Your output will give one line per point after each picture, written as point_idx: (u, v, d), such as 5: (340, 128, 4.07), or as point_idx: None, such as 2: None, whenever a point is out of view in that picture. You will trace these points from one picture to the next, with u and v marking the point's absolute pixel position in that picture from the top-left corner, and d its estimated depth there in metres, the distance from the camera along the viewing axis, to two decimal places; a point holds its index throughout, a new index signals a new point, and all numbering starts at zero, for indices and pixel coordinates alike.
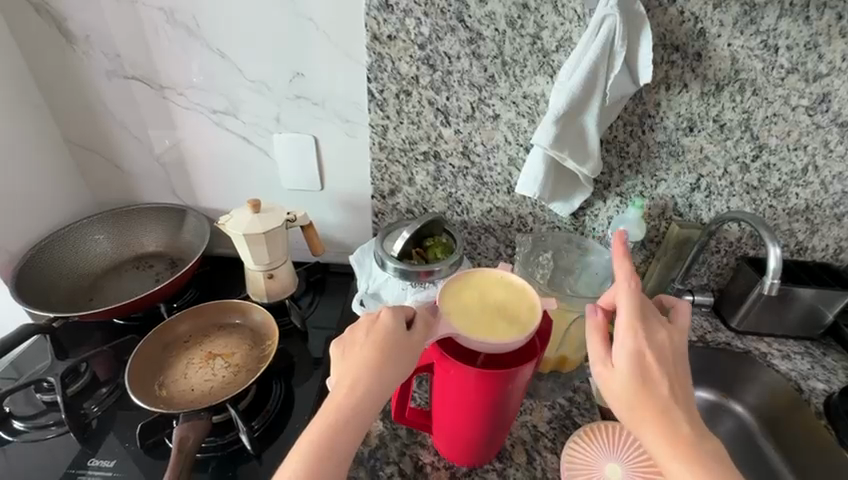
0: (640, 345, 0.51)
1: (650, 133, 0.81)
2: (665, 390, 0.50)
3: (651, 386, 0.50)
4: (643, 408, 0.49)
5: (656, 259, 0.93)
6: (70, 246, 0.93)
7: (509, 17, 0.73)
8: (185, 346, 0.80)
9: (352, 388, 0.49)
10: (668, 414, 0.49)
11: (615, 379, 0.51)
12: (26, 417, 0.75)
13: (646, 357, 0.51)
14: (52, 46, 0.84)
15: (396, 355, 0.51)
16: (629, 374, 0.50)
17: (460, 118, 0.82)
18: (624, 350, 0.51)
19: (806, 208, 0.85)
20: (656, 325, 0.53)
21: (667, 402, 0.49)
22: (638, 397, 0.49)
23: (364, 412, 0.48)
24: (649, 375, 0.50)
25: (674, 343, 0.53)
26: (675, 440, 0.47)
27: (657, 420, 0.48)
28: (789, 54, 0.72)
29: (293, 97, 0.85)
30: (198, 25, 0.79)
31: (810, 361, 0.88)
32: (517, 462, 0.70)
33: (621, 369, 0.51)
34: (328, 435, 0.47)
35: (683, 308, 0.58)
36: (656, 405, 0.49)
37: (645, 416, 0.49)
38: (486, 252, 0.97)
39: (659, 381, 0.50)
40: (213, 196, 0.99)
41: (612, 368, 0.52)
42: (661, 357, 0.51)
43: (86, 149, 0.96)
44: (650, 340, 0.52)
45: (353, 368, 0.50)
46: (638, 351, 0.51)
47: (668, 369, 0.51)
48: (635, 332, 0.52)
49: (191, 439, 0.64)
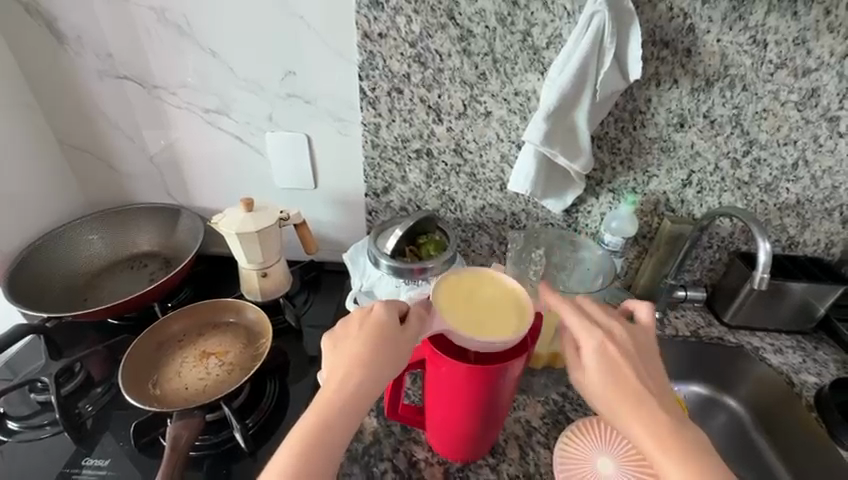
0: (606, 344, 0.52)
1: (641, 129, 0.81)
2: (638, 384, 0.50)
3: (622, 381, 0.51)
4: (619, 404, 0.50)
5: (648, 254, 0.93)
6: (64, 247, 0.93)
7: (499, 15, 0.73)
8: (180, 345, 0.80)
9: (343, 385, 0.49)
10: (647, 408, 0.49)
11: (592, 384, 0.52)
12: (21, 417, 0.75)
13: (610, 352, 0.52)
14: (42, 46, 0.84)
15: (386, 351, 0.51)
16: (598, 371, 0.51)
17: (452, 116, 0.83)
18: (589, 350, 0.53)
19: (796, 203, 0.86)
20: (614, 324, 0.55)
21: (643, 397, 0.50)
22: (611, 392, 0.50)
23: (355, 410, 0.49)
24: (621, 370, 0.51)
25: (637, 338, 0.55)
26: (657, 434, 0.48)
27: (636, 412, 0.49)
28: (778, 49, 0.72)
29: (285, 96, 0.85)
30: (189, 24, 0.79)
31: (801, 355, 0.89)
32: (511, 457, 0.70)
33: (591, 367, 0.52)
34: (318, 432, 0.47)
35: (643, 303, 0.59)
36: (632, 399, 0.50)
37: (622, 410, 0.49)
38: (480, 249, 0.97)
39: (631, 376, 0.51)
40: (207, 196, 0.99)
41: (583, 370, 0.53)
42: (625, 351, 0.52)
43: (78, 149, 0.96)
44: (610, 337, 0.54)
45: (344, 365, 0.50)
46: (604, 349, 0.52)
47: (638, 365, 0.52)
48: (594, 331, 0.54)
49: (184, 437, 0.64)
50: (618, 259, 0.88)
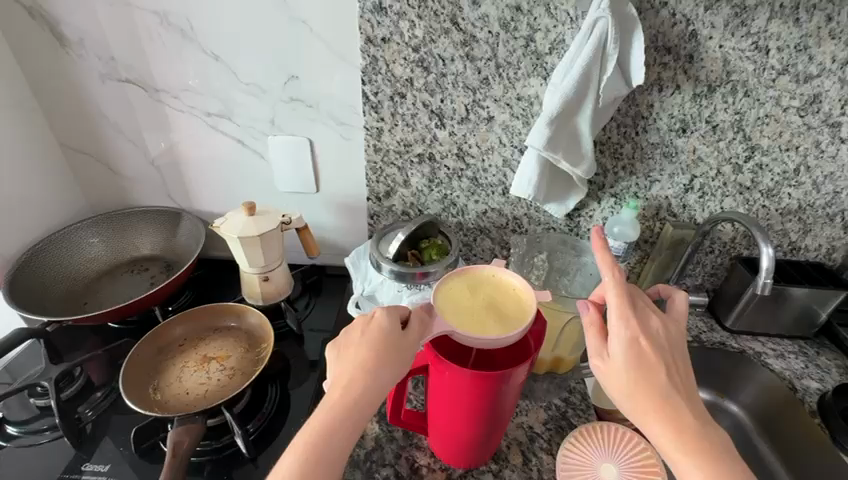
0: (638, 336, 0.52)
1: (644, 134, 0.81)
2: (666, 379, 0.50)
3: (651, 375, 0.50)
4: (645, 399, 0.49)
5: (650, 259, 0.93)
6: (64, 250, 0.93)
7: (503, 20, 0.73)
8: (180, 349, 0.80)
9: (349, 391, 0.49)
10: (671, 403, 0.49)
11: (616, 375, 0.51)
12: (21, 422, 0.75)
13: (640, 343, 0.51)
14: (45, 49, 0.84)
15: (391, 359, 0.51)
16: (629, 362, 0.51)
17: (454, 120, 0.83)
18: (622, 339, 0.52)
19: (798, 208, 0.86)
20: (649, 314, 0.55)
21: (669, 393, 0.50)
22: (640, 386, 0.50)
23: (358, 417, 0.48)
24: (651, 365, 0.51)
25: (669, 333, 0.54)
26: (678, 432, 0.48)
27: (660, 408, 0.49)
28: (780, 55, 0.72)
29: (287, 100, 0.85)
30: (192, 27, 0.79)
31: (804, 360, 0.88)
32: (513, 463, 0.70)
33: (618, 357, 0.51)
34: (322, 439, 0.47)
35: (678, 293, 0.60)
36: (659, 396, 0.49)
37: (647, 405, 0.49)
38: (481, 254, 0.97)
39: (660, 370, 0.50)
40: (209, 200, 0.99)
41: (609, 359, 0.52)
42: (657, 343, 0.52)
43: (80, 152, 0.96)
44: (644, 328, 0.53)
45: (349, 371, 0.50)
46: (636, 341, 0.52)
47: (666, 358, 0.52)
48: (631, 321, 0.52)
49: (185, 443, 0.63)
50: (620, 263, 0.87)
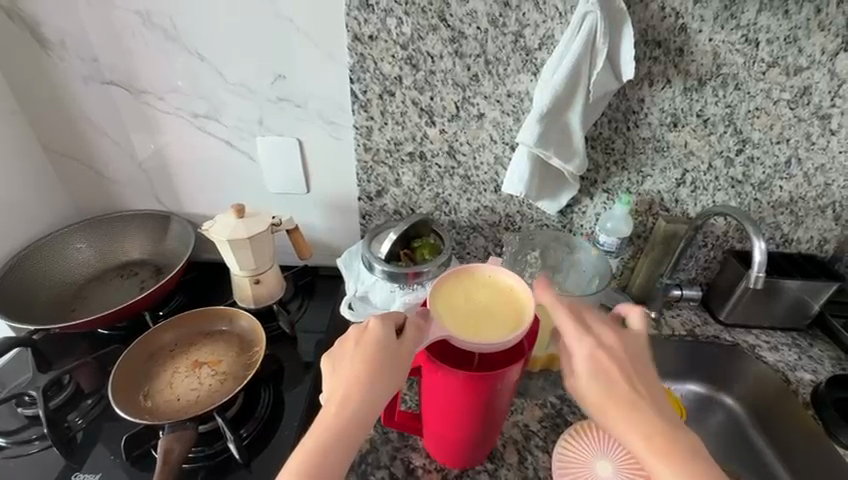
0: (594, 351, 0.53)
1: (635, 129, 0.81)
2: (630, 390, 0.51)
3: (610, 386, 0.51)
4: (608, 410, 0.51)
5: (643, 255, 0.93)
6: (51, 257, 0.91)
7: (491, 15, 0.72)
8: (172, 355, 0.79)
9: (344, 407, 0.48)
10: (636, 411, 0.50)
11: (580, 388, 0.54)
12: (10, 431, 0.74)
13: (597, 360, 0.53)
14: (25, 51, 0.82)
15: (386, 371, 0.50)
16: (587, 379, 0.52)
17: (445, 118, 0.82)
18: (580, 357, 0.54)
19: (790, 200, 0.86)
20: (602, 329, 0.56)
21: (632, 401, 0.50)
22: (605, 398, 0.51)
23: (357, 430, 0.48)
24: (609, 376, 0.52)
25: (629, 344, 0.55)
26: (648, 438, 0.48)
27: (627, 418, 0.49)
28: (770, 48, 0.72)
29: (275, 100, 0.84)
30: (176, 27, 0.78)
31: (797, 352, 0.89)
32: (509, 462, 0.70)
33: (579, 373, 0.53)
34: (319, 456, 0.46)
35: (636, 309, 0.59)
36: (623, 405, 0.50)
37: (614, 414, 0.50)
38: (475, 252, 0.97)
39: (618, 382, 0.51)
40: (198, 202, 0.98)
41: (573, 376, 0.55)
42: (614, 357, 0.53)
43: (66, 156, 0.94)
44: (600, 344, 0.54)
45: (345, 386, 0.49)
46: (591, 353, 0.53)
47: (626, 371, 0.52)
48: (585, 340, 0.54)
49: (176, 450, 0.63)
50: (613, 259, 0.87)
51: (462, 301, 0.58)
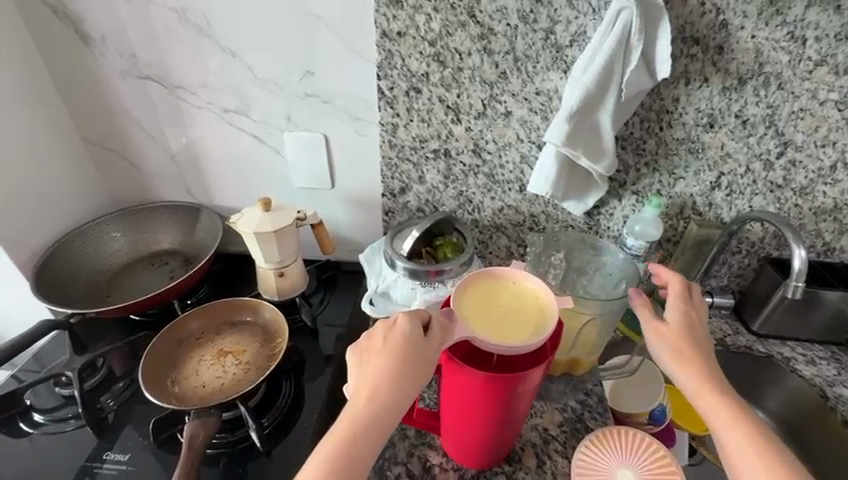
0: (688, 317, 0.62)
1: (668, 130, 0.78)
2: (708, 354, 0.59)
3: (696, 346, 0.59)
4: (690, 360, 0.58)
5: (672, 259, 0.90)
6: (88, 244, 0.95)
7: (522, 12, 0.71)
8: (198, 343, 0.81)
9: (374, 401, 0.49)
10: (709, 367, 0.58)
11: (667, 339, 0.60)
12: (47, 409, 0.77)
13: (692, 327, 0.61)
14: (68, 47, 0.86)
15: (415, 368, 0.50)
16: (679, 333, 0.60)
17: (471, 116, 0.81)
18: (675, 317, 0.62)
19: (834, 207, 0.81)
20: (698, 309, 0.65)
21: (709, 360, 0.59)
22: (689, 350, 0.59)
23: (384, 424, 0.49)
24: (696, 338, 0.61)
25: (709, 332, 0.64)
26: (718, 390, 0.56)
27: (702, 371, 0.57)
28: (818, 46, 0.68)
29: (303, 96, 0.85)
30: (209, 24, 0.80)
31: (836, 367, 0.84)
32: (527, 465, 0.69)
33: (673, 328, 0.61)
34: (348, 445, 0.47)
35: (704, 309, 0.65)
36: (702, 362, 0.58)
37: (692, 366, 0.57)
38: (497, 251, 0.95)
39: (702, 346, 0.60)
40: (226, 196, 1.00)
41: (663, 330, 0.61)
42: (702, 330, 0.62)
43: (104, 149, 0.98)
44: (691, 316, 0.63)
45: (373, 381, 0.50)
46: (686, 318, 0.62)
47: (707, 345, 0.61)
48: (681, 305, 0.64)
49: (201, 436, 0.64)
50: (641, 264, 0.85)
51: (480, 309, 0.57)
